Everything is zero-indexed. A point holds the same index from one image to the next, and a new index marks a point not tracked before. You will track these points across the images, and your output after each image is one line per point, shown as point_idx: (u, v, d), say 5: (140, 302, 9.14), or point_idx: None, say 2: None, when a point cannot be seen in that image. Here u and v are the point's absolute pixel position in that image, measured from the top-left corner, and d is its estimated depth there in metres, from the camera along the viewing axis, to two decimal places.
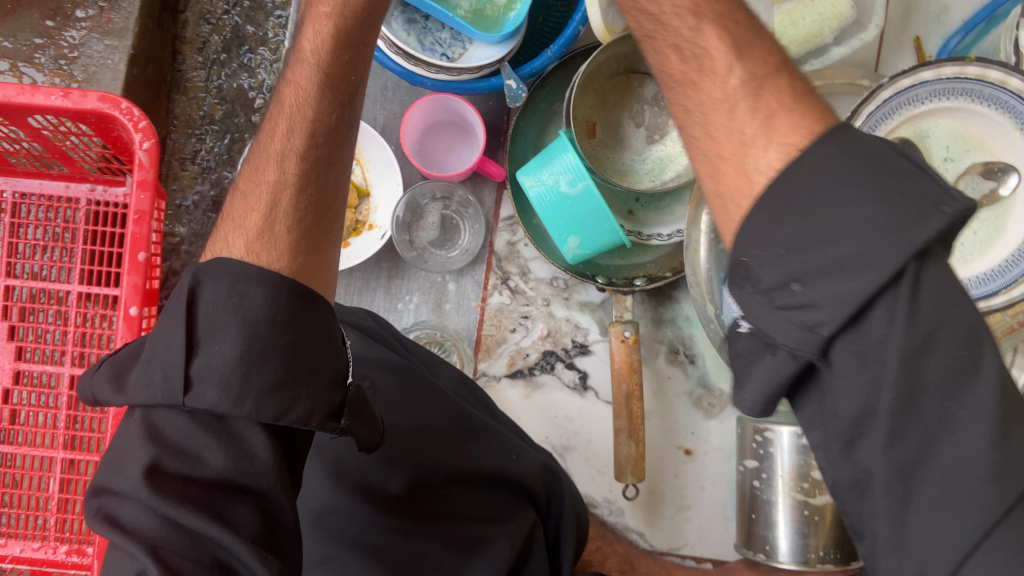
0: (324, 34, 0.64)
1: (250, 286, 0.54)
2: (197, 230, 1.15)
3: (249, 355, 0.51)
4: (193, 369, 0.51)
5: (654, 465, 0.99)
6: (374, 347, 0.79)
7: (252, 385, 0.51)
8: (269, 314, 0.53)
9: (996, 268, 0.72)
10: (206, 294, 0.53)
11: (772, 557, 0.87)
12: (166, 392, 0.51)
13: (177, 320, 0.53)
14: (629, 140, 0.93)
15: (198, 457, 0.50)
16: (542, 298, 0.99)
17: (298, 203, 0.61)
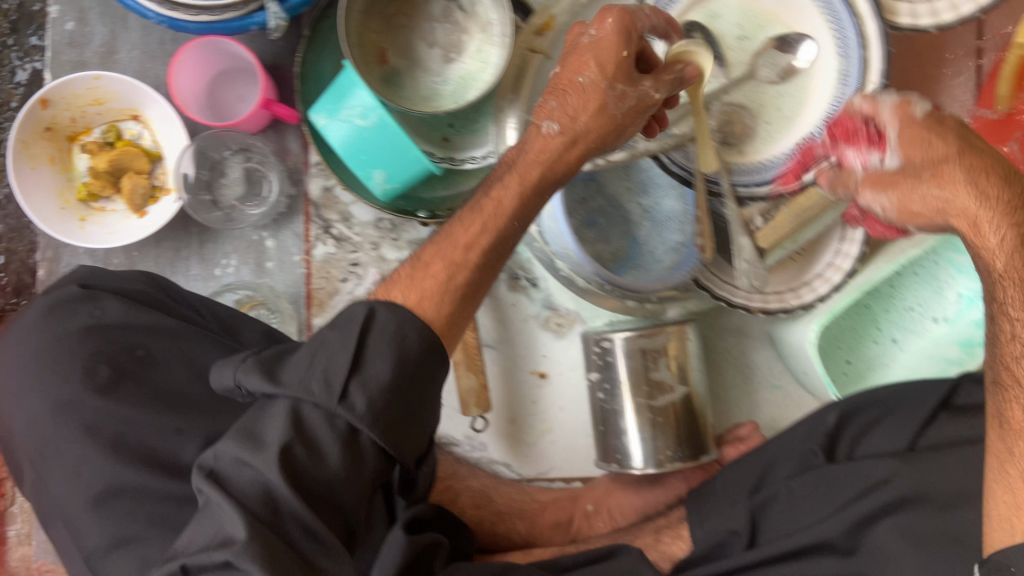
0: (532, 176, 0.65)
1: (410, 332, 0.54)
2: (12, 224, 1.07)
3: (396, 385, 0.52)
4: (350, 382, 0.51)
5: (512, 394, 0.97)
6: (138, 312, 0.68)
7: (389, 411, 0.52)
8: (416, 364, 0.54)
9: (806, 140, 0.81)
10: (377, 325, 0.53)
11: (624, 465, 0.86)
12: (323, 396, 0.51)
13: (347, 340, 0.53)
14: (425, 62, 0.89)
15: (320, 453, 0.50)
16: (369, 242, 0.94)
17: (476, 275, 0.61)
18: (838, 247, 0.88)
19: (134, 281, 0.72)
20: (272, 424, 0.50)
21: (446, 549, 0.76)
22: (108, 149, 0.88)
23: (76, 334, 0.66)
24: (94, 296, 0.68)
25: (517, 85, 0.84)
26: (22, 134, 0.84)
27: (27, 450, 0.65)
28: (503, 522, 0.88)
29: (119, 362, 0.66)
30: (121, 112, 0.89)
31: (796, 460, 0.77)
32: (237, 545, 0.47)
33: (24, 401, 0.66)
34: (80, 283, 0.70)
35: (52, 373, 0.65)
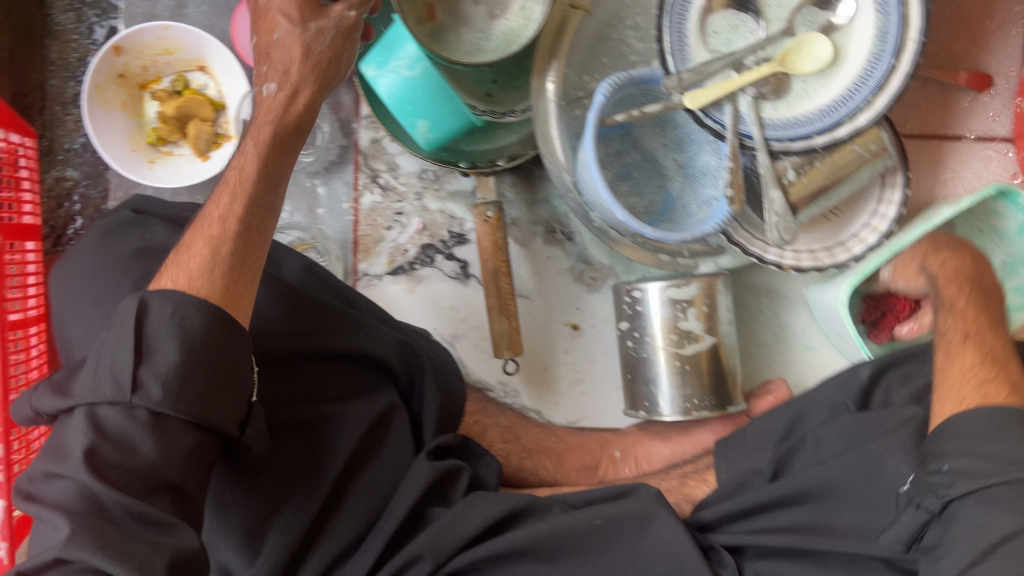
0: (265, 138, 0.62)
1: (190, 310, 0.54)
2: (89, 172, 1.15)
3: (188, 362, 0.53)
4: (140, 372, 0.53)
5: (544, 344, 1.00)
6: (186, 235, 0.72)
7: (189, 388, 0.53)
8: (204, 334, 0.54)
9: (840, 99, 0.82)
10: (153, 315, 0.54)
11: (653, 411, 0.90)
12: (114, 393, 0.52)
13: (126, 333, 0.53)
14: (470, 19, 0.93)
15: (133, 448, 0.51)
16: (413, 193, 0.99)
17: (240, 243, 0.59)
18: (875, 208, 0.92)
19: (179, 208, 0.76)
20: (75, 436, 0.52)
21: (468, 476, 0.78)
22: (176, 97, 0.94)
23: (128, 254, 0.68)
24: (147, 218, 0.73)
25: (554, 46, 0.89)
26: (97, 78, 0.91)
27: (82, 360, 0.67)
28: (531, 458, 0.91)
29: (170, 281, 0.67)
30: (189, 63, 0.95)
31: (827, 411, 0.78)
32: (64, 546, 0.48)
33: (78, 314, 0.68)
34: (133, 207, 0.74)
35: (101, 286, 0.67)
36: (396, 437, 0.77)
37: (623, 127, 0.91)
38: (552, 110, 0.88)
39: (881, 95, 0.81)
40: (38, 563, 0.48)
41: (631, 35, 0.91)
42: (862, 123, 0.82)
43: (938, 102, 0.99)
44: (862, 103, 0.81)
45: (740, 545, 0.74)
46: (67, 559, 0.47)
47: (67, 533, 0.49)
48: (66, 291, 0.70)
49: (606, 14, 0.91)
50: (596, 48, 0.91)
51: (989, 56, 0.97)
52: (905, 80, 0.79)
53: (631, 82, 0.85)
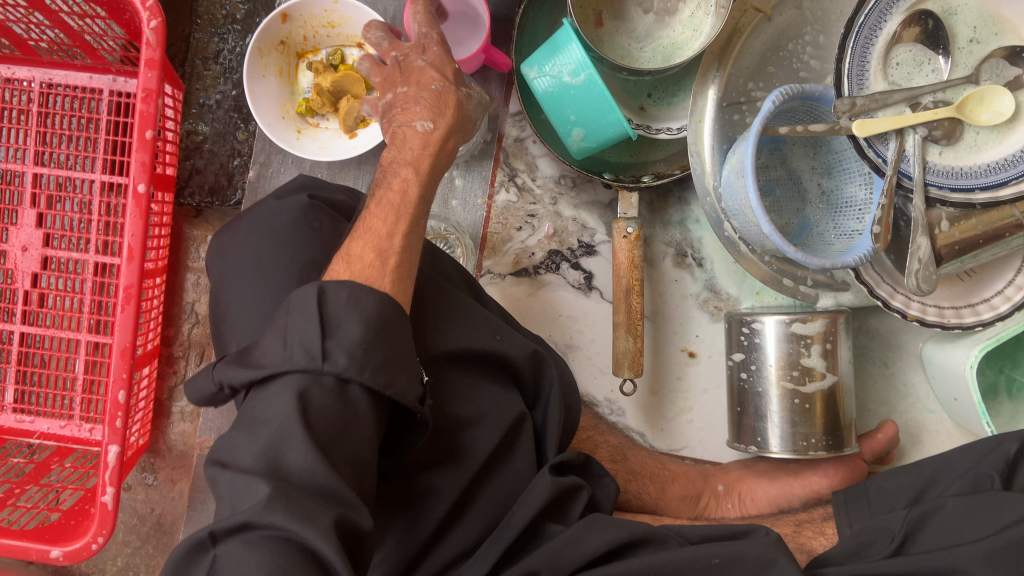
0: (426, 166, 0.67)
1: (365, 297, 0.56)
2: (219, 129, 1.15)
3: (371, 331, 0.54)
4: (327, 343, 0.53)
5: (657, 367, 0.99)
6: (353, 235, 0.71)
7: (372, 360, 0.54)
8: (379, 315, 0.56)
9: (1010, 159, 0.79)
10: (331, 296, 0.55)
11: (762, 448, 0.87)
12: (305, 359, 0.52)
13: (310, 311, 0.54)
14: (634, 25, 0.91)
15: (326, 417, 0.51)
16: (548, 197, 0.98)
17: (404, 258, 0.62)
18: (1014, 277, 0.87)
19: (343, 200, 0.75)
20: (280, 397, 0.51)
21: (587, 497, 0.76)
22: (332, 71, 0.94)
23: (294, 232, 0.68)
24: (321, 209, 0.71)
25: (723, 52, 0.87)
26: (261, 42, 0.90)
27: (240, 339, 0.65)
28: (636, 482, 0.89)
29: (337, 278, 0.66)
30: (349, 38, 0.94)
31: (964, 481, 0.73)
32: (266, 503, 0.46)
33: (245, 291, 0.66)
34: (308, 195, 0.73)
35: (272, 265, 0.67)
36: (524, 442, 0.76)
37: (774, 140, 0.90)
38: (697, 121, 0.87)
39: None
40: (229, 521, 0.47)
41: (807, 51, 0.87)
42: None
43: None
44: None
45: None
46: (265, 520, 0.46)
47: (269, 491, 0.47)
48: (233, 269, 0.68)
49: (784, 23, 0.86)
50: (766, 59, 0.87)
51: None
52: None
53: (801, 94, 0.80)
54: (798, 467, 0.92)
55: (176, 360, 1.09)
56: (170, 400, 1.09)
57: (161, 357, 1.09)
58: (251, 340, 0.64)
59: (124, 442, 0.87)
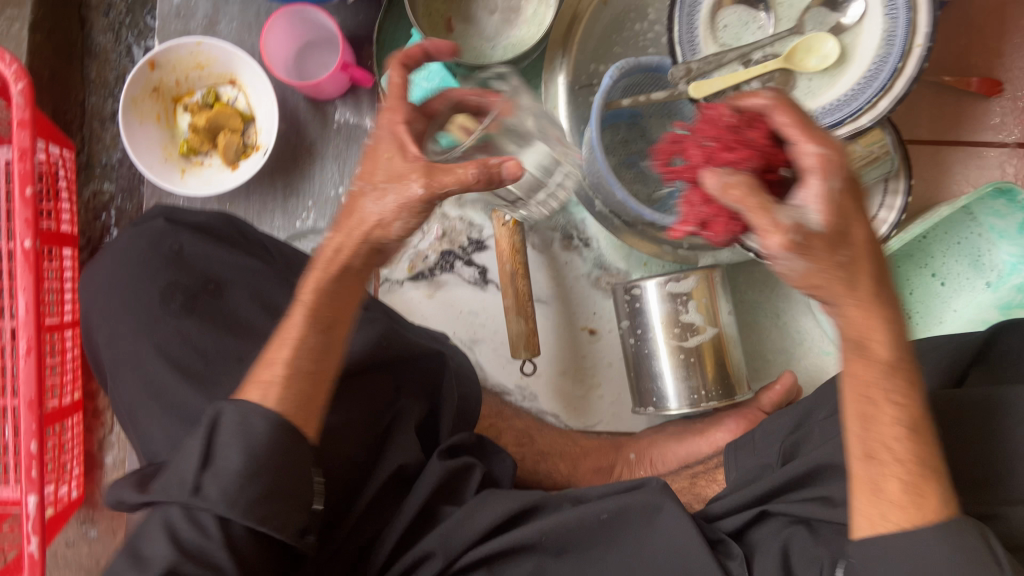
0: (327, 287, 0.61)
1: (255, 422, 0.58)
2: (125, 186, 1.15)
3: (253, 465, 0.56)
4: (203, 477, 0.56)
5: (561, 349, 1.02)
6: (215, 247, 0.77)
7: (245, 496, 0.55)
8: (270, 445, 0.57)
9: (844, 98, 0.82)
10: (225, 424, 0.57)
11: (660, 407, 0.90)
12: (181, 493, 0.56)
13: (197, 446, 0.57)
14: (483, 27, 0.95)
15: (210, 557, 0.54)
16: (433, 201, 1.01)
17: (297, 372, 0.61)
18: (877, 212, 0.93)
19: (207, 221, 0.80)
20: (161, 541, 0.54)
21: (482, 474, 0.79)
22: (206, 109, 0.98)
23: (159, 261, 0.75)
24: (179, 231, 0.78)
25: (566, 38, 0.91)
26: (133, 91, 0.95)
27: (110, 360, 0.73)
28: (546, 461, 0.92)
29: (191, 291, 0.73)
30: (220, 77, 0.99)
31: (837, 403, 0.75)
32: None
33: (108, 314, 0.74)
34: (164, 216, 0.79)
35: (134, 292, 0.73)
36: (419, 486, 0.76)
37: (630, 115, 0.93)
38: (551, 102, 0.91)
39: (886, 96, 0.80)
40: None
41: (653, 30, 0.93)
42: (863, 124, 0.81)
43: (952, 108, 0.99)
44: (864, 104, 0.81)
45: (743, 530, 0.75)
46: None
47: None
48: (97, 295, 0.76)
49: (620, 5, 0.92)
50: (611, 40, 0.93)
51: (1008, 62, 0.98)
52: (908, 84, 0.79)
53: (636, 67, 0.86)
54: (703, 426, 0.95)
55: (102, 412, 1.11)
56: (101, 452, 1.10)
57: (86, 411, 1.11)
58: (125, 359, 0.71)
59: (42, 491, 0.88)
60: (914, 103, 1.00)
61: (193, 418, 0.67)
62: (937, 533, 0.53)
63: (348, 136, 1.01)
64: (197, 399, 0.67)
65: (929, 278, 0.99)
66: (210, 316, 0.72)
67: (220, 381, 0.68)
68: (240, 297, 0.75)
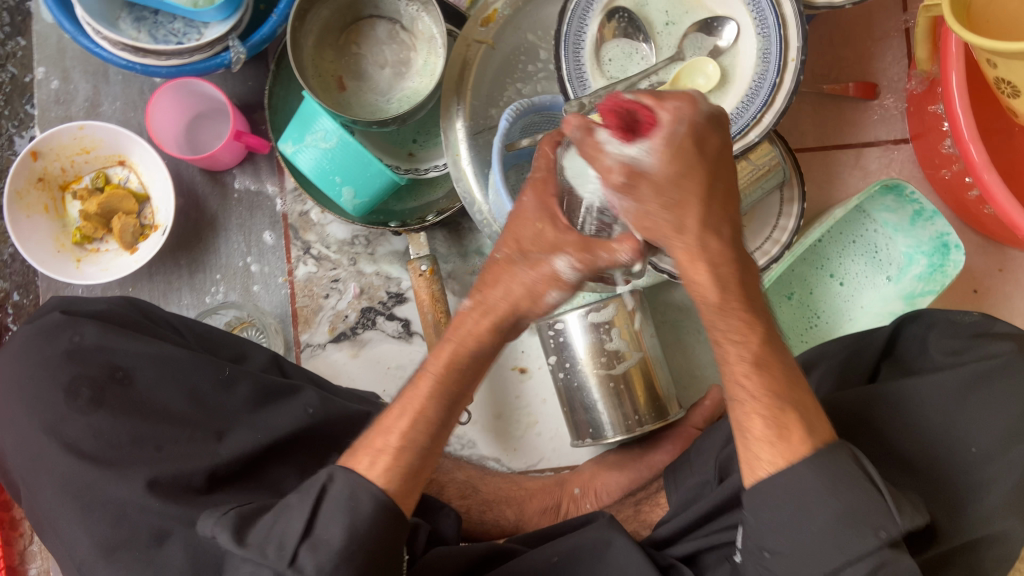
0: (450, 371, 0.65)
1: (364, 495, 0.57)
2: (21, 282, 1.06)
3: (352, 542, 0.55)
4: (301, 547, 0.55)
5: (494, 392, 1.01)
6: (118, 335, 0.73)
7: (345, 574, 0.55)
8: (371, 528, 0.56)
9: (730, 117, 0.86)
10: (336, 486, 0.57)
11: (598, 437, 0.90)
12: (275, 560, 0.55)
13: (304, 512, 0.56)
14: (376, 82, 0.95)
15: None
16: (347, 259, 1.00)
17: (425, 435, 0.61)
18: (777, 222, 0.97)
19: (106, 309, 0.77)
20: None
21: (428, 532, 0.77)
22: (98, 193, 0.95)
23: (57, 362, 0.71)
24: (78, 322, 0.74)
25: (460, 85, 0.91)
26: (17, 183, 0.91)
27: (18, 468, 0.69)
28: (492, 510, 0.91)
29: (99, 382, 0.70)
30: (108, 158, 0.96)
31: None
32: None
33: (11, 419, 0.70)
34: (61, 309, 0.75)
35: (38, 397, 0.70)
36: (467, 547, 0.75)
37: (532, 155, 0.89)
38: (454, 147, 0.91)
39: (768, 111, 0.85)
40: None
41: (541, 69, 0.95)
42: (753, 139, 0.85)
43: (833, 113, 1.04)
44: (750, 120, 0.85)
45: (695, 555, 0.75)
46: None
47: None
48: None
49: (509, 47, 0.93)
50: (504, 80, 0.94)
51: (879, 65, 1.04)
52: (788, 96, 0.84)
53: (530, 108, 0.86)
54: (642, 450, 0.96)
55: (21, 522, 1.03)
56: (23, 565, 1.01)
57: (3, 523, 1.02)
58: (35, 467, 0.68)
59: None
60: (799, 112, 1.05)
61: (115, 513, 0.64)
62: (808, 465, 0.58)
63: (250, 204, 0.99)
64: (117, 492, 0.65)
65: (831, 280, 1.03)
66: (120, 408, 0.69)
67: (137, 472, 0.66)
68: (151, 383, 0.72)
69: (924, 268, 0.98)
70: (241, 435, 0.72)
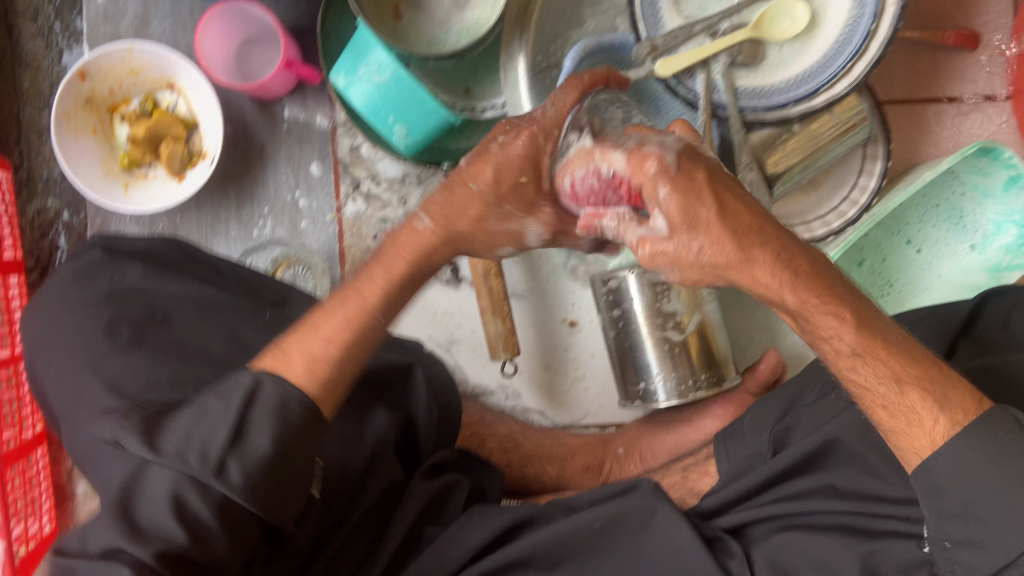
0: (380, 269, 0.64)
1: (294, 406, 0.57)
2: (71, 200, 1.04)
3: (280, 453, 0.56)
4: (222, 455, 0.54)
5: (541, 343, 0.98)
6: (161, 276, 0.72)
7: (266, 480, 0.55)
8: (296, 434, 0.57)
9: (817, 65, 0.78)
10: (264, 397, 0.57)
11: (649, 399, 0.87)
12: (199, 469, 0.54)
13: (221, 417, 0.55)
14: (435, 11, 0.90)
15: (167, 535, 0.52)
16: (396, 198, 0.96)
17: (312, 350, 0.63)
18: (856, 180, 0.89)
19: (149, 247, 0.76)
20: (151, 491, 0.54)
21: (468, 489, 0.75)
22: (146, 118, 0.93)
23: (97, 300, 0.70)
24: (122, 259, 0.73)
25: (522, 17, 0.84)
26: (64, 104, 0.89)
27: (59, 404, 0.68)
28: (533, 466, 0.89)
29: (139, 322, 0.69)
30: (157, 81, 0.93)
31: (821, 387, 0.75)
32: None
33: (53, 353, 0.69)
34: (103, 245, 0.74)
35: (81, 332, 0.68)
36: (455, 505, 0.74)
37: None
38: (512, 82, 0.84)
39: (860, 61, 0.77)
40: None
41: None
42: (841, 91, 0.77)
43: (928, 63, 0.96)
44: (839, 70, 0.77)
45: (742, 527, 0.72)
46: None
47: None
48: (41, 336, 0.71)
49: None
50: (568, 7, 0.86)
51: (983, 13, 0.94)
52: (884, 46, 0.75)
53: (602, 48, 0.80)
54: (691, 413, 0.92)
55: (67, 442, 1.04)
56: (70, 483, 1.03)
57: (51, 442, 1.03)
58: (72, 406, 0.66)
59: None
60: (888, 61, 0.97)
61: None
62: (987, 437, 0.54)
63: (300, 135, 0.96)
64: None
65: (907, 247, 0.95)
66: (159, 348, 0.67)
67: None
68: (192, 326, 0.69)
69: (1014, 238, 0.91)
70: None
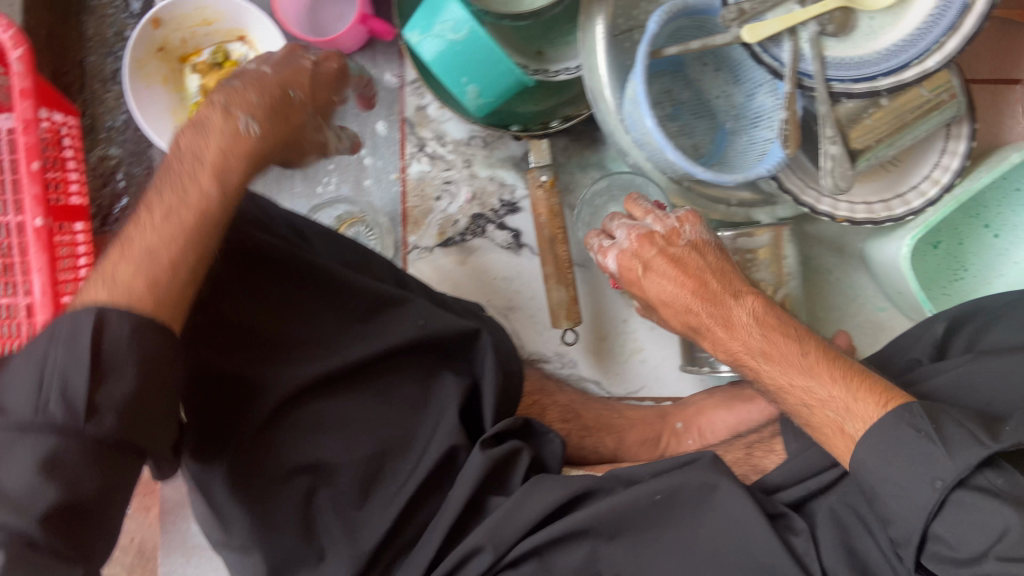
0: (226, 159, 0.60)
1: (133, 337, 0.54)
2: (132, 149, 1.04)
3: (146, 379, 0.53)
4: (97, 397, 0.51)
5: (601, 313, 0.97)
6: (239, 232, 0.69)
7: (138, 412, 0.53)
8: (156, 362, 0.54)
9: (912, 35, 0.74)
10: (113, 328, 0.53)
11: (714, 367, 0.86)
12: (68, 418, 0.50)
13: (79, 349, 0.52)
14: None
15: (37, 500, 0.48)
16: (461, 160, 0.96)
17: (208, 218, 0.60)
18: (939, 158, 0.85)
19: (225, 204, 0.73)
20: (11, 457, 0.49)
21: (529, 457, 0.74)
22: (217, 69, 0.92)
23: None
24: None
25: None
26: (137, 52, 0.89)
27: None
28: (592, 437, 0.88)
29: (219, 278, 0.67)
30: (229, 33, 0.93)
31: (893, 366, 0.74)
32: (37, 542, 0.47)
33: None
34: None
35: None
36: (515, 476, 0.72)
37: (674, 63, 0.86)
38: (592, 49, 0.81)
39: (954, 36, 0.73)
40: None
41: None
42: (932, 65, 0.74)
43: (1010, 42, 0.93)
44: (933, 43, 0.73)
45: (804, 503, 0.72)
46: None
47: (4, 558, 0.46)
48: None
49: None
50: None
51: None
52: (980, 20, 0.71)
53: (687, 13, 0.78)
54: None
55: None
56: None
57: None
58: None
59: None
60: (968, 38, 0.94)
61: None
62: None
63: None
64: None
65: (984, 232, 0.92)
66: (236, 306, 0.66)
67: None
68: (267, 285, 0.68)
69: None
70: (357, 345, 0.69)
